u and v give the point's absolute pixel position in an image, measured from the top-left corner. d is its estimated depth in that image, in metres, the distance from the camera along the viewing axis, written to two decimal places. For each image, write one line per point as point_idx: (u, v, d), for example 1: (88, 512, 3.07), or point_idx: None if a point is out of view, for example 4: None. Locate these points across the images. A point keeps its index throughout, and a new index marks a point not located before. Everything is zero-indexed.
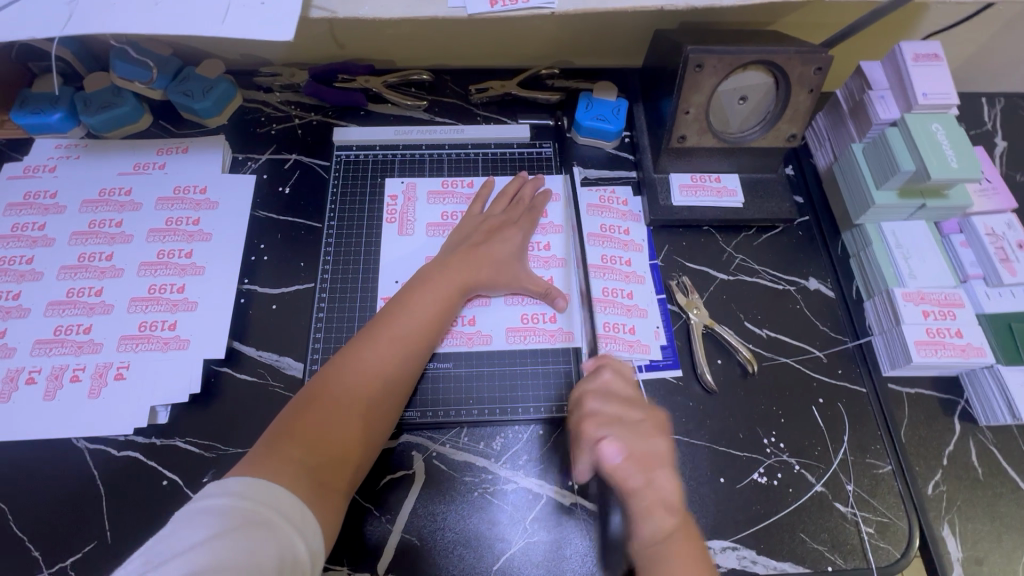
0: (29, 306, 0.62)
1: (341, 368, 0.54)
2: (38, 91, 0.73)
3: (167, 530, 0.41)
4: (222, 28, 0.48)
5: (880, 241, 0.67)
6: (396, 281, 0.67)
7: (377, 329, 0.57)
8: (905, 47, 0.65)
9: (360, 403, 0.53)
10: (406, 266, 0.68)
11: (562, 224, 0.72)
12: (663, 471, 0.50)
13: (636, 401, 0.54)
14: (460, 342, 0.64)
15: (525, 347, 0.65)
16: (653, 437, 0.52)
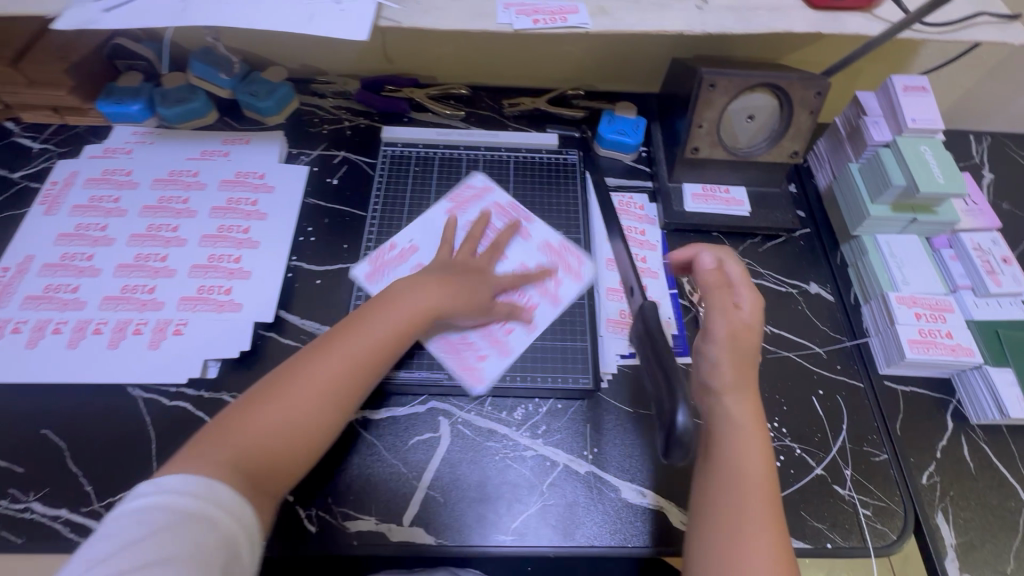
0: (101, 267, 0.69)
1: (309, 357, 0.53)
2: (122, 85, 0.82)
3: (103, 528, 0.40)
4: (311, 26, 0.57)
5: (876, 251, 0.74)
6: (411, 241, 0.74)
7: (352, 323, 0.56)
8: (895, 79, 0.73)
9: (320, 387, 0.52)
10: (421, 245, 0.74)
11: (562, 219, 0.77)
12: (745, 294, 0.61)
13: (725, 286, 0.62)
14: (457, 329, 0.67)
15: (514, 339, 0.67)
16: (745, 291, 0.61)
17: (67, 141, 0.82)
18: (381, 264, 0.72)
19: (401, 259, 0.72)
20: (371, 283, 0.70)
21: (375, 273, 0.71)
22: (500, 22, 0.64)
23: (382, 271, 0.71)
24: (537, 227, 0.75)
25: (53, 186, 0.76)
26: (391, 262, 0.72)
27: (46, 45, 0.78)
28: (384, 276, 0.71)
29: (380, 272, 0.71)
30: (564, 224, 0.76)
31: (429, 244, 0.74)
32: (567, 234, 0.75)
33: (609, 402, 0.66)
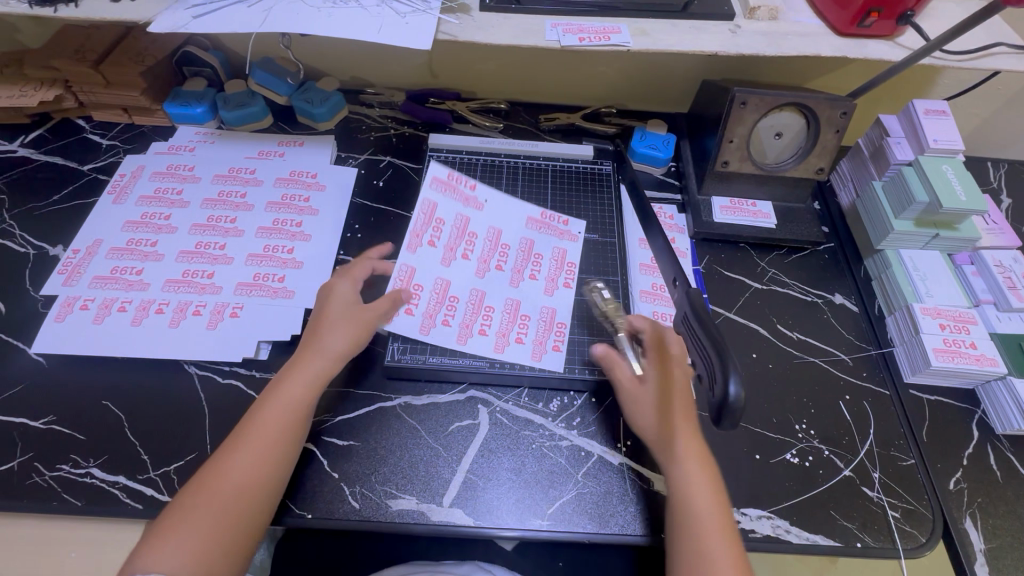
0: (163, 252, 0.73)
1: (217, 463, 0.53)
2: (187, 89, 0.88)
3: None
4: (378, 36, 0.62)
5: (900, 265, 0.76)
6: (483, 200, 0.80)
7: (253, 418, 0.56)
8: (917, 103, 0.77)
9: (238, 489, 0.52)
10: (475, 216, 0.78)
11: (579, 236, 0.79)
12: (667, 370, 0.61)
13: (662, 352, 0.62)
14: (478, 320, 0.70)
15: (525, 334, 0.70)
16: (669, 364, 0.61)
17: (134, 138, 0.88)
18: (451, 185, 0.79)
19: (462, 201, 0.79)
20: (430, 203, 0.77)
21: (440, 185, 0.78)
22: (548, 38, 0.69)
23: (447, 192, 0.78)
24: (549, 240, 0.78)
25: (122, 178, 0.81)
26: (456, 194, 0.79)
27: (123, 50, 0.84)
28: (445, 211, 0.77)
29: (443, 187, 0.78)
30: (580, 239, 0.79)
31: (492, 219, 0.79)
32: (577, 250, 0.78)
33: None
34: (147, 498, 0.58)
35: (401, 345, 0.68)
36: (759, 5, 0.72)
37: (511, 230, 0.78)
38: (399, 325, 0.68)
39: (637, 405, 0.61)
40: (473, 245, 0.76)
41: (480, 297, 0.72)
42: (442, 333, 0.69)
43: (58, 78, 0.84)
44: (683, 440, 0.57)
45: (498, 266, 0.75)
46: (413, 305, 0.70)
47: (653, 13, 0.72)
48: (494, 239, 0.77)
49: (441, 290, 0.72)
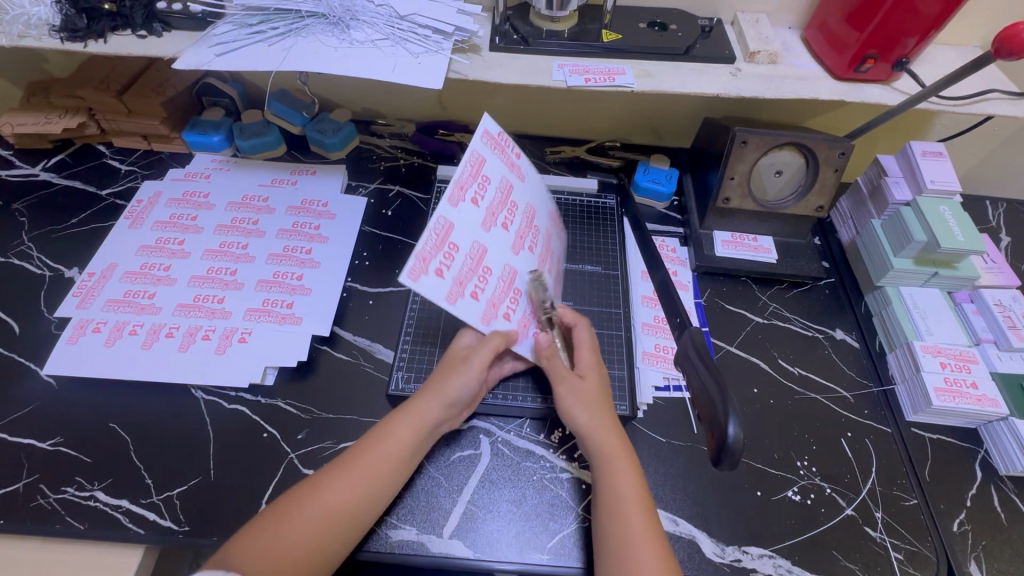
0: (176, 277, 0.75)
1: (319, 485, 0.54)
2: (205, 118, 0.91)
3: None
4: (392, 75, 0.65)
5: (899, 301, 0.77)
6: (521, 169, 0.67)
7: (366, 449, 0.56)
8: (914, 145, 0.79)
9: (341, 510, 0.53)
10: (516, 185, 0.65)
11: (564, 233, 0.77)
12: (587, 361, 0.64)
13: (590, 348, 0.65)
14: (505, 308, 0.62)
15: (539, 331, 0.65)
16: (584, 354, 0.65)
17: (152, 164, 0.91)
18: (500, 144, 0.64)
19: (500, 158, 0.64)
20: (479, 158, 0.60)
21: (492, 144, 0.63)
22: (555, 78, 0.71)
23: (495, 150, 0.63)
24: (552, 233, 0.73)
25: (138, 203, 0.83)
26: (509, 166, 0.66)
27: (146, 81, 0.88)
28: (492, 173, 0.62)
29: (492, 145, 0.63)
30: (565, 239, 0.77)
31: (527, 194, 0.68)
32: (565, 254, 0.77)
33: (643, 431, 0.69)
34: (149, 523, 0.59)
35: (405, 374, 0.69)
36: (759, 50, 0.74)
37: (538, 214, 0.69)
38: (428, 285, 0.52)
39: (578, 402, 0.61)
40: (511, 218, 0.64)
41: (508, 278, 0.62)
42: (468, 309, 0.57)
43: (83, 106, 0.87)
44: (611, 434, 0.58)
45: (529, 246, 0.66)
46: (446, 265, 0.54)
47: (657, 56, 0.75)
48: (526, 220, 0.67)
49: (477, 257, 0.58)
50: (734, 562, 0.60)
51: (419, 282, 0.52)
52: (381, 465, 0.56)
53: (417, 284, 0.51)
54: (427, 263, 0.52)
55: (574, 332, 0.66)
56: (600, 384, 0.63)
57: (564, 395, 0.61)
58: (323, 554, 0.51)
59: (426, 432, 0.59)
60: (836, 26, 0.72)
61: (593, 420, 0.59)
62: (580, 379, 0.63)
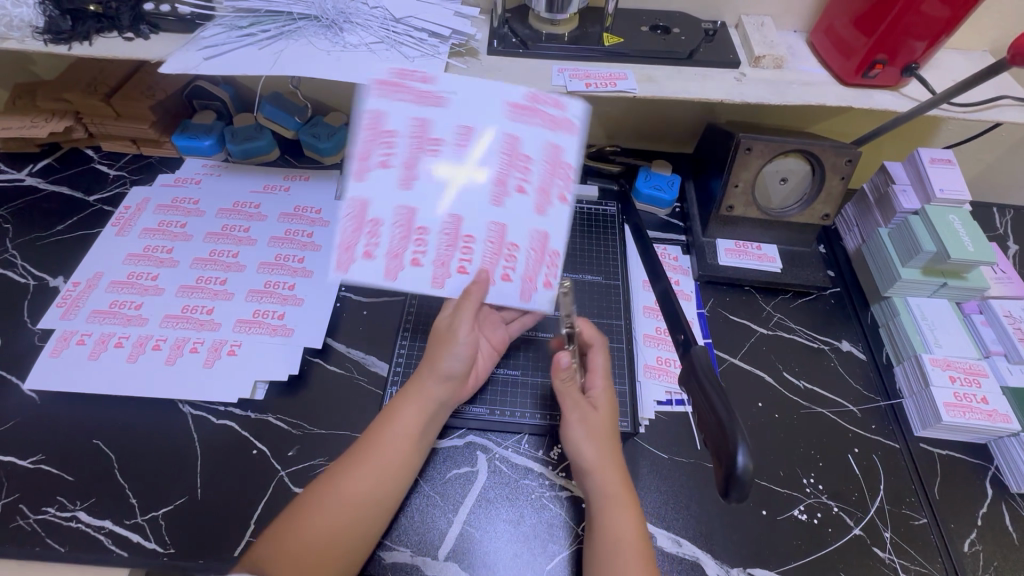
0: (163, 286, 0.73)
1: (336, 478, 0.53)
2: (196, 122, 0.89)
3: None
4: (387, 80, 0.63)
5: (907, 313, 0.75)
6: (446, 92, 0.57)
7: (377, 440, 0.55)
8: (922, 152, 0.78)
9: (360, 492, 0.53)
10: (436, 116, 0.57)
11: (579, 125, 0.59)
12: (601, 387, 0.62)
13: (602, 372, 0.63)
14: (459, 260, 0.58)
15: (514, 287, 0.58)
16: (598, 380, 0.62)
17: (141, 169, 0.89)
18: (400, 82, 0.57)
19: (417, 101, 0.57)
20: (422, 119, 0.56)
21: (397, 92, 0.56)
22: (555, 83, 0.69)
23: (395, 93, 0.56)
24: (541, 134, 0.58)
25: (126, 210, 0.81)
26: (540, 117, 0.58)
27: (135, 84, 0.85)
28: (434, 126, 0.57)
29: (398, 95, 0.56)
30: (579, 130, 0.59)
31: (460, 114, 0.57)
32: (576, 148, 0.59)
33: (645, 447, 0.67)
34: (133, 545, 0.56)
35: (400, 389, 0.67)
36: (764, 54, 0.72)
37: (499, 126, 0.57)
38: (360, 271, 0.56)
39: (591, 438, 0.58)
40: (478, 158, 0.57)
41: (542, 240, 0.59)
42: (459, 283, 0.58)
43: (70, 109, 0.85)
44: (614, 479, 0.56)
45: (481, 178, 0.57)
46: (391, 249, 0.57)
47: (659, 60, 0.73)
48: (510, 148, 0.57)
49: (406, 221, 0.56)
50: None
51: (350, 271, 0.56)
52: (393, 451, 0.55)
53: (351, 273, 0.57)
54: (352, 252, 0.57)
55: (589, 355, 0.64)
56: (612, 415, 0.61)
57: (575, 426, 0.60)
58: (359, 537, 0.52)
59: (430, 411, 0.58)
60: (844, 30, 0.70)
61: (600, 460, 0.57)
62: (593, 411, 0.60)
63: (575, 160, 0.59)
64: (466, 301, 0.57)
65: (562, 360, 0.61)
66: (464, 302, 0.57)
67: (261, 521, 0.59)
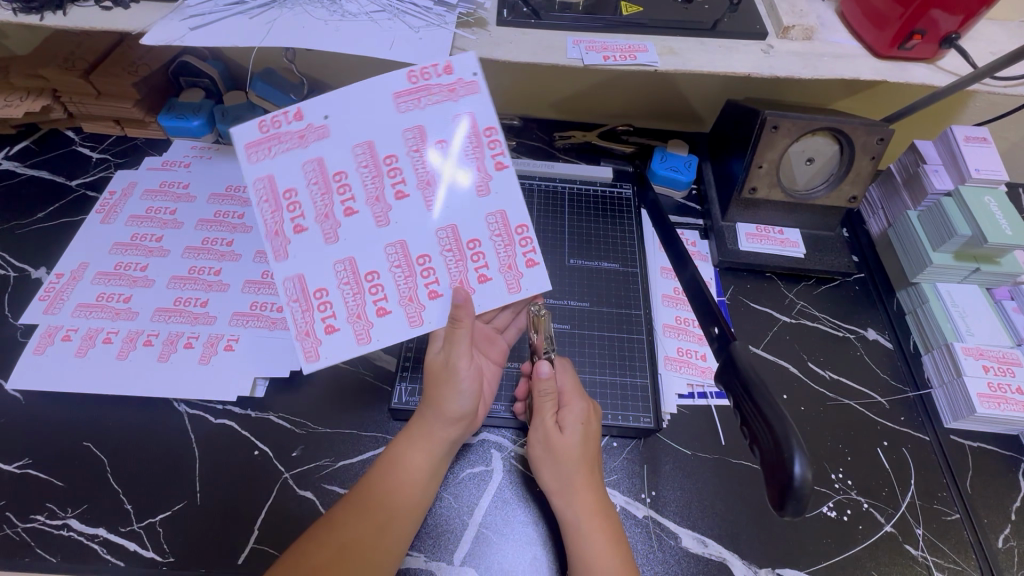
0: (153, 278, 0.69)
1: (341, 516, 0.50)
2: (184, 100, 0.83)
3: None
4: (390, 52, 0.58)
5: (937, 300, 0.72)
6: (323, 117, 0.55)
7: (388, 483, 0.52)
8: (956, 129, 0.74)
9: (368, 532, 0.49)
10: (328, 148, 0.55)
11: (479, 80, 0.56)
12: (573, 413, 0.57)
13: (576, 393, 0.59)
14: (428, 283, 0.56)
15: (494, 298, 0.57)
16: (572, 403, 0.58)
17: (126, 151, 0.84)
18: (268, 137, 0.54)
19: (300, 141, 0.54)
20: (314, 159, 0.55)
21: (256, 150, 0.54)
22: (571, 56, 0.64)
23: (271, 149, 0.54)
24: (442, 110, 0.56)
25: (111, 196, 0.76)
26: (432, 94, 0.56)
27: (117, 59, 0.79)
28: (329, 161, 0.55)
29: (258, 152, 0.54)
30: (480, 86, 0.56)
31: (350, 135, 0.55)
32: (486, 103, 0.57)
33: (667, 443, 0.64)
34: (130, 555, 0.53)
35: (409, 386, 0.63)
36: (793, 24, 0.67)
37: (391, 140, 0.55)
38: (330, 346, 0.54)
39: (549, 461, 0.56)
40: (398, 169, 0.56)
41: (503, 219, 0.57)
42: (436, 308, 0.56)
43: (46, 87, 0.79)
44: (587, 501, 0.53)
45: (401, 191, 0.56)
46: (350, 311, 0.55)
47: (681, 31, 0.67)
48: (421, 143, 0.56)
49: (352, 273, 0.55)
50: None
51: (322, 354, 0.54)
52: (405, 495, 0.52)
53: (324, 356, 0.54)
54: (314, 335, 0.54)
55: (560, 382, 0.59)
56: (587, 446, 0.56)
57: (536, 445, 0.57)
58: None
59: (441, 454, 0.55)
60: None
61: (560, 481, 0.55)
62: (556, 431, 0.56)
63: (493, 118, 0.57)
64: (458, 328, 0.54)
65: (521, 386, 0.64)
66: (455, 331, 0.54)
67: (265, 526, 0.55)
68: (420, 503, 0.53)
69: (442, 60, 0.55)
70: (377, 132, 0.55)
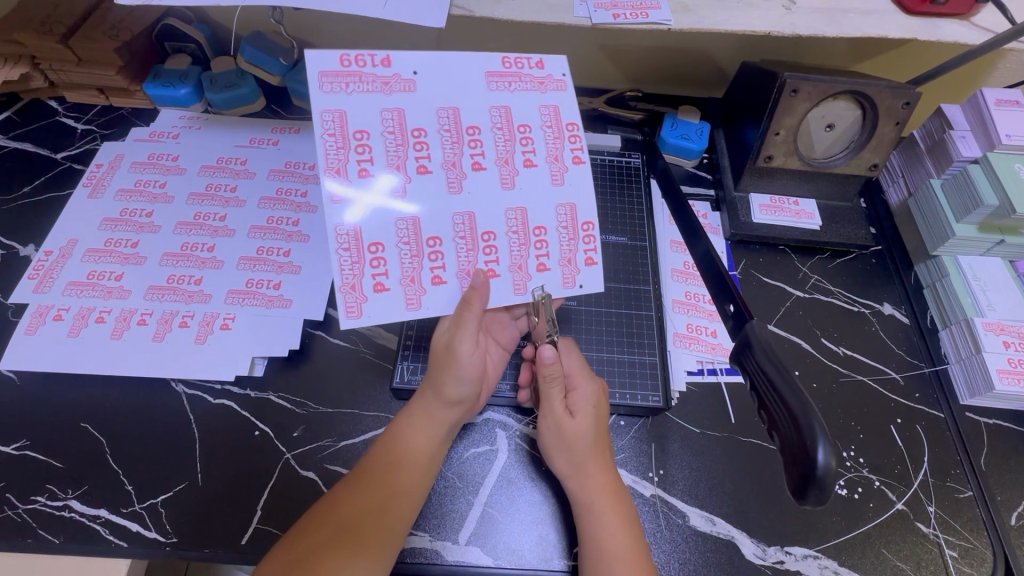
0: (145, 255, 0.66)
1: (343, 497, 0.49)
2: (170, 66, 0.79)
3: None
4: (384, 10, 0.54)
5: (957, 273, 0.69)
6: (412, 72, 0.52)
7: (389, 467, 0.51)
8: (986, 92, 0.70)
9: (372, 512, 0.49)
10: (410, 103, 0.52)
11: (567, 80, 0.56)
12: (581, 397, 0.56)
13: (584, 374, 0.57)
14: (491, 259, 0.54)
15: (536, 282, 0.55)
16: (581, 384, 0.56)
17: (112, 122, 0.80)
18: (349, 72, 0.51)
19: (383, 88, 0.51)
20: (395, 109, 0.52)
21: (332, 82, 0.50)
22: (578, 14, 0.60)
23: (349, 86, 0.51)
24: (529, 98, 0.55)
25: (98, 168, 0.73)
26: (522, 82, 0.55)
27: (97, 24, 0.75)
28: (411, 115, 0.52)
29: (334, 85, 0.50)
30: (568, 85, 0.56)
31: (436, 95, 0.53)
32: (571, 101, 0.56)
33: (675, 421, 0.62)
34: (132, 535, 0.53)
35: (411, 365, 0.61)
36: None
37: (474, 109, 0.53)
38: (377, 305, 0.52)
39: (561, 448, 0.55)
40: (478, 141, 0.54)
41: (571, 212, 0.56)
42: (495, 288, 0.54)
43: (24, 53, 0.74)
44: (600, 483, 0.53)
45: (476, 163, 0.54)
46: (403, 273, 0.52)
47: None
48: (504, 121, 0.54)
49: (412, 234, 0.52)
50: (777, 564, 0.55)
51: (365, 311, 0.52)
52: (401, 473, 0.51)
53: (367, 315, 0.52)
54: (360, 290, 0.52)
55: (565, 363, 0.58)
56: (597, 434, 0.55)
57: (547, 433, 0.56)
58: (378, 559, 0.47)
59: (440, 436, 0.54)
60: None
61: (575, 464, 0.54)
62: (567, 416, 0.55)
63: (576, 115, 0.56)
64: (466, 311, 0.52)
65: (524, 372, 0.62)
66: (463, 314, 0.52)
67: (268, 506, 0.55)
68: (424, 484, 0.52)
69: (535, 54, 0.55)
70: (462, 99, 0.53)
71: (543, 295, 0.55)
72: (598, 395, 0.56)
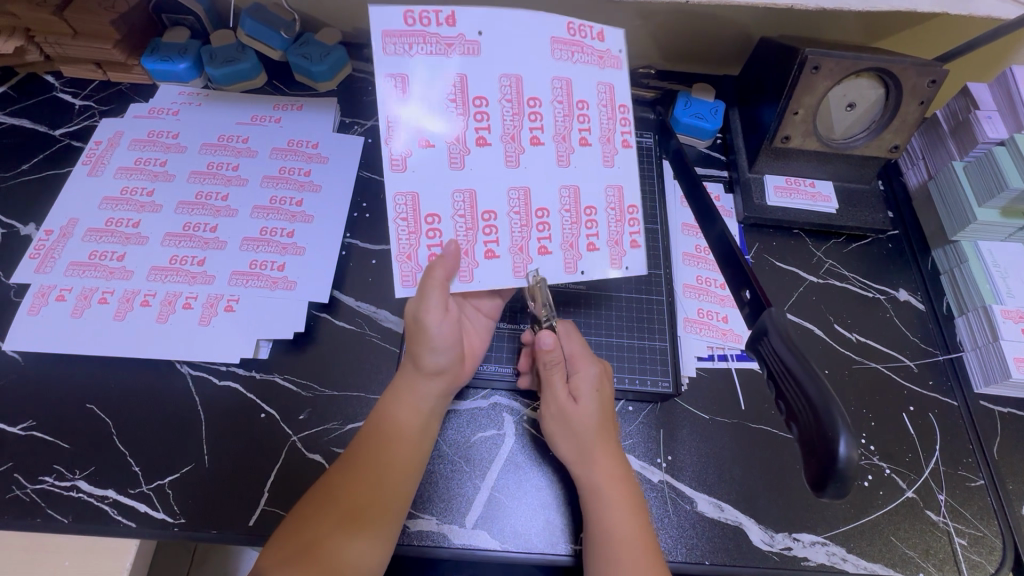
0: (147, 234, 0.65)
1: (337, 480, 0.49)
2: (168, 40, 0.76)
3: None
4: None
5: (977, 259, 0.68)
6: (477, 33, 0.49)
7: (380, 447, 0.51)
8: (1016, 71, 0.67)
9: (366, 494, 0.49)
10: (474, 68, 0.49)
11: (624, 58, 0.53)
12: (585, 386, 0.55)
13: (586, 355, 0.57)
14: (540, 234, 0.53)
15: (584, 261, 0.55)
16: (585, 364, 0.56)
17: (110, 98, 0.78)
18: (415, 30, 0.47)
19: (445, 51, 0.48)
20: (458, 76, 0.49)
21: (395, 42, 0.47)
22: None
23: (410, 44, 0.48)
24: (589, 73, 0.52)
25: (97, 146, 0.72)
26: (584, 53, 0.51)
27: None
28: (473, 82, 0.49)
29: (398, 45, 0.48)
30: (625, 61, 0.53)
31: (497, 60, 0.49)
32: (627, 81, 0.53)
33: (685, 407, 0.61)
34: (140, 516, 0.53)
35: None
36: None
37: (537, 81, 0.51)
38: None
39: (566, 432, 0.54)
40: (538, 115, 0.51)
41: (619, 194, 0.54)
42: (547, 265, 0.54)
43: (18, 26, 0.72)
44: (606, 469, 0.52)
45: (533, 138, 0.52)
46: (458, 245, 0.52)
47: None
48: (564, 95, 0.51)
49: (467, 206, 0.52)
50: (784, 550, 0.55)
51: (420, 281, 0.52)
52: (395, 453, 0.51)
53: None
54: (415, 260, 0.52)
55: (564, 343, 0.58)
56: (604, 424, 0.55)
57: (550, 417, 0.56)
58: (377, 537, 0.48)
59: (426, 410, 0.53)
60: None
61: (581, 452, 0.53)
62: (571, 403, 0.54)
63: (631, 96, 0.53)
64: (427, 279, 0.50)
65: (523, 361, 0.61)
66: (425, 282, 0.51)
67: (275, 488, 0.55)
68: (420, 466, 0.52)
69: (599, 23, 0.51)
70: (526, 70, 0.50)
71: (539, 279, 0.53)
72: (601, 377, 0.56)
